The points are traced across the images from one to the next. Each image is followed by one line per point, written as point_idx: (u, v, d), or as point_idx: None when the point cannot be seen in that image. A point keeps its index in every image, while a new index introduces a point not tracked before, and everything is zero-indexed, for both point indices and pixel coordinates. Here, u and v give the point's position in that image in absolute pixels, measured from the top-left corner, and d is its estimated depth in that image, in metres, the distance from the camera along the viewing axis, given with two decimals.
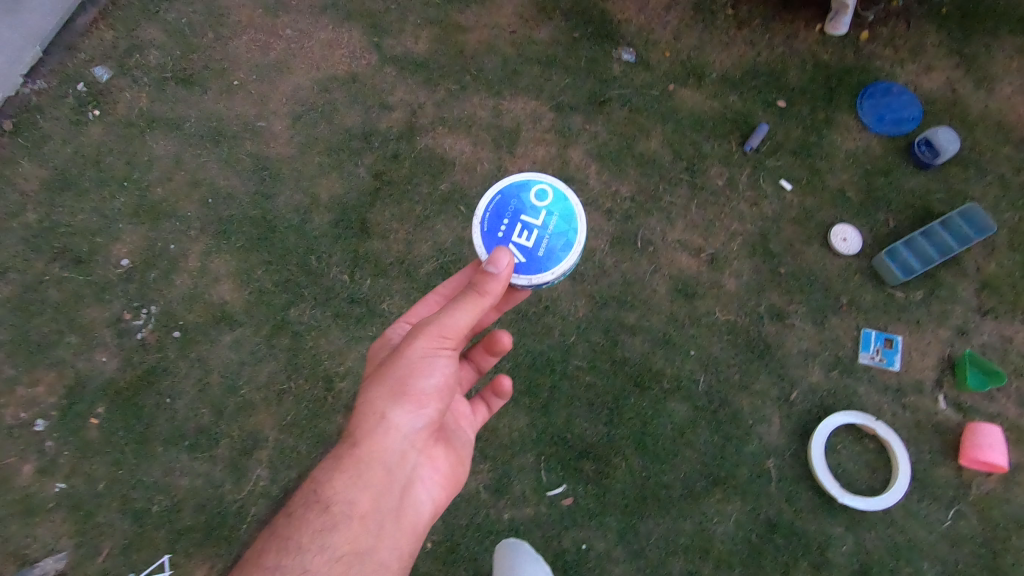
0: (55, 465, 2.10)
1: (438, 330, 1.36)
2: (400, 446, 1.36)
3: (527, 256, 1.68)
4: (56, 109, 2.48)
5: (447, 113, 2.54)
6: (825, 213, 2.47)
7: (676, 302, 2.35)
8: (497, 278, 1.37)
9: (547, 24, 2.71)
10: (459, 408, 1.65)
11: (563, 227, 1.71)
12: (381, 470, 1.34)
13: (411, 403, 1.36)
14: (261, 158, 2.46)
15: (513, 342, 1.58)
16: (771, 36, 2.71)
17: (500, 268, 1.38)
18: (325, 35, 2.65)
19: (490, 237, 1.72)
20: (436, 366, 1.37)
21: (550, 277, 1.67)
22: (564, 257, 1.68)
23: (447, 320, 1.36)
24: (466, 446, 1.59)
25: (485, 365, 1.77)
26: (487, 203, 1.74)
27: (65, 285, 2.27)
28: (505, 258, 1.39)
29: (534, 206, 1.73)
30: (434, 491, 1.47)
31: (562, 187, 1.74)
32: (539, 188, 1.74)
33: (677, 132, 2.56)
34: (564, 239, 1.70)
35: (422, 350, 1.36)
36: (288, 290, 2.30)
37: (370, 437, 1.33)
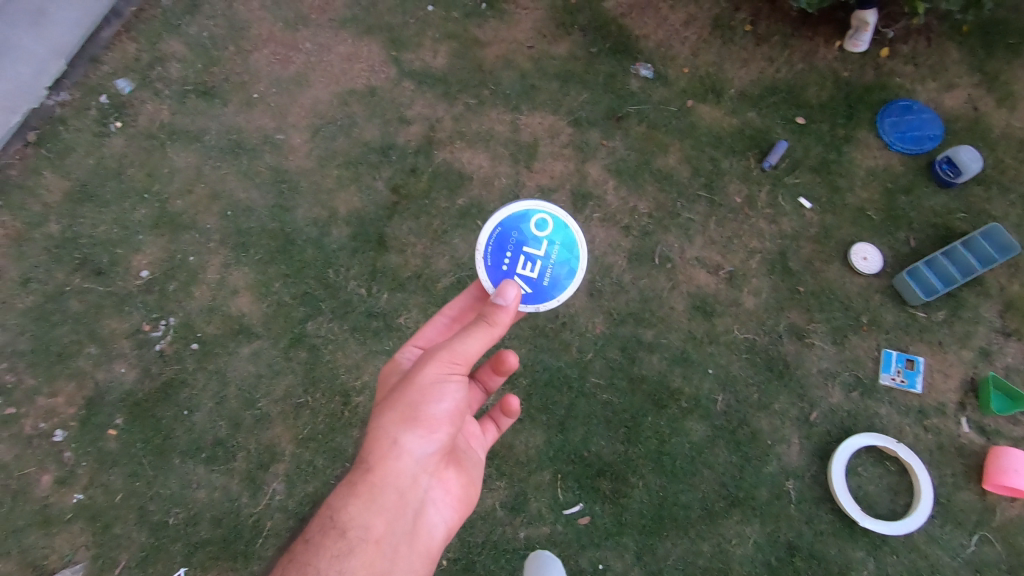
0: (74, 476, 2.11)
1: (449, 357, 1.34)
2: (413, 471, 1.35)
3: (534, 288, 1.72)
4: (80, 121, 2.51)
5: (465, 128, 2.55)
6: (845, 232, 2.46)
7: (694, 319, 2.33)
8: (505, 309, 1.37)
9: (565, 39, 2.72)
10: (469, 429, 1.65)
11: (565, 254, 1.74)
12: (395, 495, 1.33)
13: (423, 428, 1.34)
14: (281, 171, 2.48)
15: (518, 361, 1.45)
16: (790, 53, 2.71)
17: (508, 300, 1.38)
18: (345, 49, 2.67)
19: (495, 271, 1.73)
20: (447, 392, 1.35)
21: (555, 305, 1.74)
22: (567, 284, 1.73)
23: (457, 347, 1.35)
24: (477, 467, 1.58)
25: (492, 385, 1.75)
26: (488, 237, 1.74)
27: (86, 296, 2.29)
28: (512, 290, 1.40)
29: (535, 237, 1.75)
30: (446, 513, 1.47)
31: (561, 215, 1.75)
32: (539, 218, 1.75)
33: (695, 149, 2.55)
34: (566, 266, 1.74)
35: (433, 375, 1.34)
36: (306, 303, 2.31)
37: (383, 463, 1.31)
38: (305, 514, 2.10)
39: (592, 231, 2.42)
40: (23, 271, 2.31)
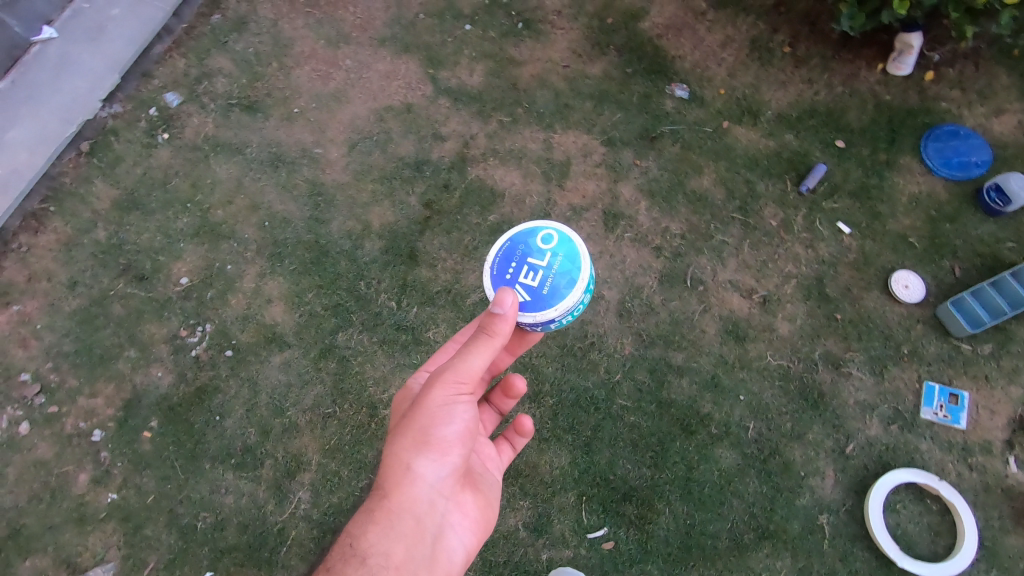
0: (109, 476, 2.16)
1: (454, 376, 1.35)
2: (429, 495, 1.36)
3: (532, 294, 1.55)
4: (130, 133, 2.62)
5: (499, 145, 2.58)
6: (885, 258, 2.39)
7: (726, 344, 2.29)
8: (503, 318, 1.34)
9: (601, 59, 2.74)
10: (484, 450, 1.65)
11: (568, 265, 1.58)
12: (412, 520, 1.34)
13: (435, 451, 1.36)
14: (318, 184, 2.53)
15: (527, 386, 1.59)
16: (830, 76, 2.68)
17: (506, 309, 1.34)
18: (383, 67, 2.73)
19: (498, 280, 1.61)
20: (455, 413, 1.37)
21: (552, 316, 1.53)
22: (566, 293, 1.54)
23: (461, 366, 1.35)
24: (494, 488, 1.58)
25: (505, 408, 1.76)
26: (495, 251, 1.65)
27: (128, 301, 2.37)
28: (510, 298, 1.35)
29: (539, 248, 1.62)
30: (466, 537, 1.46)
31: (567, 229, 1.63)
32: (546, 232, 1.63)
33: (730, 171, 2.53)
34: (568, 277, 1.57)
35: (441, 398, 1.36)
36: (337, 314, 2.35)
37: (398, 488, 1.33)
38: (329, 525, 2.11)
39: (623, 251, 2.41)
40: (71, 275, 2.40)
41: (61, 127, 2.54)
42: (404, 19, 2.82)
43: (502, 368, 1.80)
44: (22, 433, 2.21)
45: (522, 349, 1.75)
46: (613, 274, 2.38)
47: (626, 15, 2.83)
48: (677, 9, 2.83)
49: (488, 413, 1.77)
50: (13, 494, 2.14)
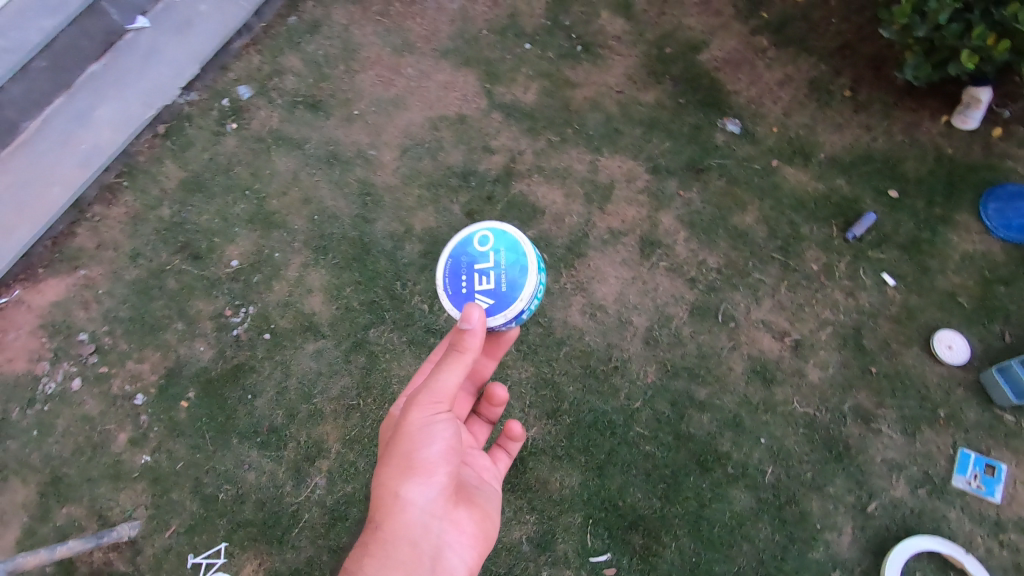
0: (145, 438, 2.30)
1: (430, 397, 1.40)
2: (421, 518, 1.39)
3: (495, 298, 1.61)
4: (203, 120, 2.79)
5: (545, 163, 2.63)
6: (930, 316, 2.32)
7: (752, 384, 2.26)
8: (473, 333, 1.41)
9: (655, 87, 2.76)
10: (479, 462, 1.72)
11: (513, 256, 1.63)
12: (408, 546, 1.36)
13: (421, 474, 1.39)
14: (368, 184, 2.64)
15: (507, 392, 1.74)
16: (889, 124, 2.63)
17: (474, 323, 1.41)
18: (443, 77, 2.84)
19: (455, 298, 1.65)
20: (435, 433, 1.40)
21: (520, 308, 1.61)
22: (524, 283, 1.61)
23: (436, 385, 1.40)
24: (489, 500, 1.61)
25: (494, 417, 1.85)
26: (441, 271, 1.67)
27: (182, 277, 2.53)
28: (477, 313, 1.42)
29: (480, 252, 1.65)
30: (466, 553, 1.48)
31: (498, 223, 1.66)
32: (480, 233, 1.66)
33: (775, 210, 2.50)
34: (519, 267, 1.63)
35: (420, 421, 1.40)
36: (372, 311, 2.43)
37: (390, 517, 1.36)
38: (340, 513, 2.19)
39: (656, 280, 2.41)
40: (134, 247, 2.58)
41: (142, 110, 2.75)
42: (467, 34, 2.92)
43: (485, 376, 1.84)
44: (74, 389, 2.37)
45: (503, 351, 1.80)
46: (644, 301, 2.38)
47: (685, 46, 2.84)
48: (737, 44, 2.83)
49: (479, 425, 1.87)
50: (59, 444, 2.30)
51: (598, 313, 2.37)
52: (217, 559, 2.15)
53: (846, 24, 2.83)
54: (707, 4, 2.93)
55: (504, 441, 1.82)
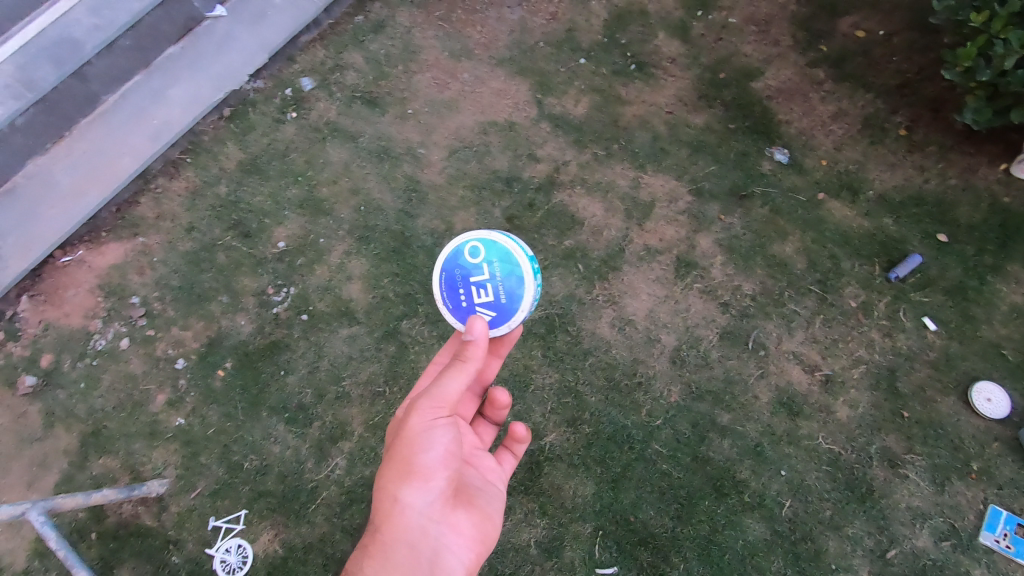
0: (182, 401, 2.41)
1: (430, 403, 1.45)
2: (420, 521, 1.41)
3: (496, 309, 1.65)
4: (266, 106, 2.93)
5: (589, 176, 2.67)
6: (970, 365, 2.27)
7: (777, 415, 2.24)
8: (475, 344, 1.44)
9: (705, 111, 2.78)
10: (485, 464, 1.69)
11: (506, 266, 1.65)
12: (406, 548, 1.38)
13: (419, 479, 1.42)
14: (414, 181, 2.73)
15: (507, 396, 1.70)
16: (945, 166, 2.58)
17: (476, 335, 1.44)
18: (497, 85, 2.91)
19: (457, 310, 1.70)
20: (434, 437, 1.44)
21: (521, 317, 1.65)
22: (521, 296, 1.64)
23: (437, 392, 1.45)
24: (492, 503, 1.59)
25: (500, 418, 1.81)
26: (438, 285, 1.71)
27: (231, 252, 2.65)
28: (479, 324, 1.45)
29: (473, 265, 1.66)
30: (465, 555, 1.46)
31: (487, 234, 1.66)
32: (470, 245, 1.67)
33: (817, 243, 2.48)
34: (513, 277, 1.64)
35: (419, 426, 1.44)
36: (406, 303, 2.51)
37: (389, 520, 1.40)
38: (357, 495, 2.26)
39: (689, 301, 2.41)
40: (190, 221, 2.72)
41: (211, 93, 2.90)
42: (524, 45, 3.00)
43: (489, 377, 1.85)
44: (122, 347, 2.50)
45: (507, 350, 1.81)
46: (675, 320, 2.39)
47: (739, 73, 2.85)
48: (793, 74, 2.83)
49: (485, 427, 1.84)
50: (103, 398, 2.43)
51: (628, 328, 2.38)
52: (236, 525, 2.24)
53: (908, 63, 2.80)
54: (766, 33, 2.93)
55: (510, 443, 1.78)
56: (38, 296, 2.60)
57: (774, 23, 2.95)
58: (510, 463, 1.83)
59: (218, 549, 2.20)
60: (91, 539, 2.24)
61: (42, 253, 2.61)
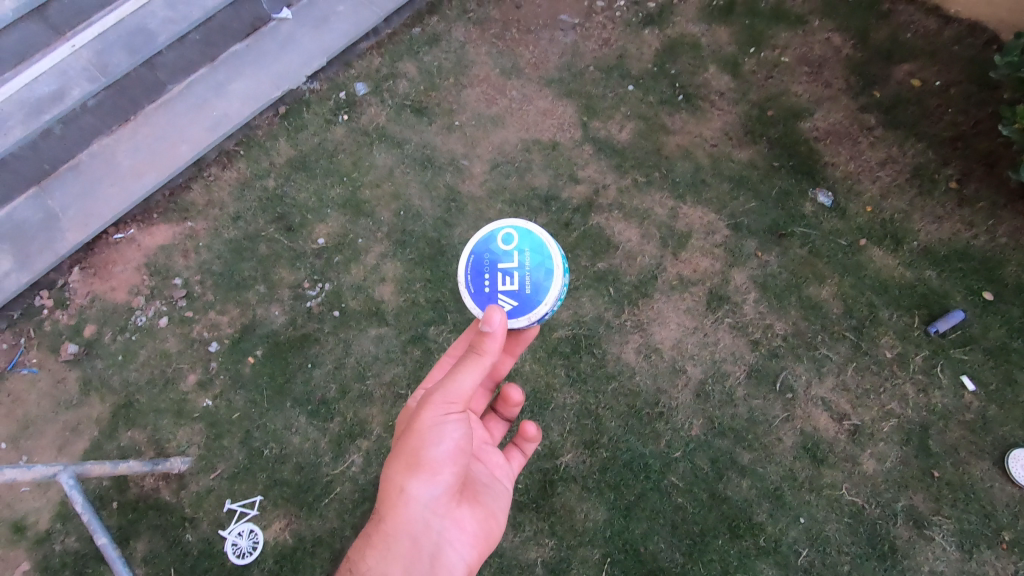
0: (211, 383, 2.48)
1: (443, 398, 1.39)
2: (423, 515, 1.40)
3: (519, 299, 1.69)
4: (319, 107, 3.03)
5: (627, 201, 2.68)
6: (1008, 431, 2.20)
7: (800, 460, 2.20)
8: (493, 336, 1.41)
9: (751, 146, 2.77)
10: (492, 460, 1.69)
11: (537, 258, 1.71)
12: (408, 541, 1.38)
13: (426, 473, 1.39)
14: (455, 191, 2.78)
15: (522, 395, 1.70)
16: (995, 223, 2.52)
17: (494, 327, 1.41)
18: (543, 104, 2.96)
19: (478, 296, 1.73)
20: (444, 433, 1.39)
21: (542, 311, 1.69)
22: (548, 288, 1.69)
23: (452, 386, 1.40)
24: (498, 500, 1.59)
25: (511, 416, 1.83)
26: (463, 268, 1.75)
27: (273, 244, 2.73)
28: (497, 316, 1.42)
29: (504, 251, 1.72)
30: (466, 552, 1.47)
31: (523, 224, 1.74)
32: (504, 232, 1.74)
33: (855, 289, 2.44)
34: (543, 270, 1.71)
35: (430, 420, 1.39)
36: (435, 309, 2.54)
37: (393, 511, 1.38)
38: (370, 493, 2.29)
39: (718, 335, 2.39)
40: (237, 210, 2.81)
41: (270, 90, 3.00)
42: (574, 68, 3.05)
43: (502, 373, 1.90)
44: (160, 326, 2.59)
45: (521, 349, 1.87)
46: (702, 353, 2.37)
47: (787, 112, 2.84)
48: (843, 118, 2.81)
49: (495, 423, 1.87)
50: (137, 372, 2.52)
51: (653, 356, 2.37)
52: (251, 510, 2.29)
53: (963, 116, 2.75)
54: (818, 74, 2.92)
55: (519, 440, 1.80)
56: (89, 269, 2.72)
57: (827, 65, 2.94)
58: (518, 461, 1.84)
59: (231, 532, 2.25)
60: (111, 508, 2.31)
61: (97, 229, 2.73)
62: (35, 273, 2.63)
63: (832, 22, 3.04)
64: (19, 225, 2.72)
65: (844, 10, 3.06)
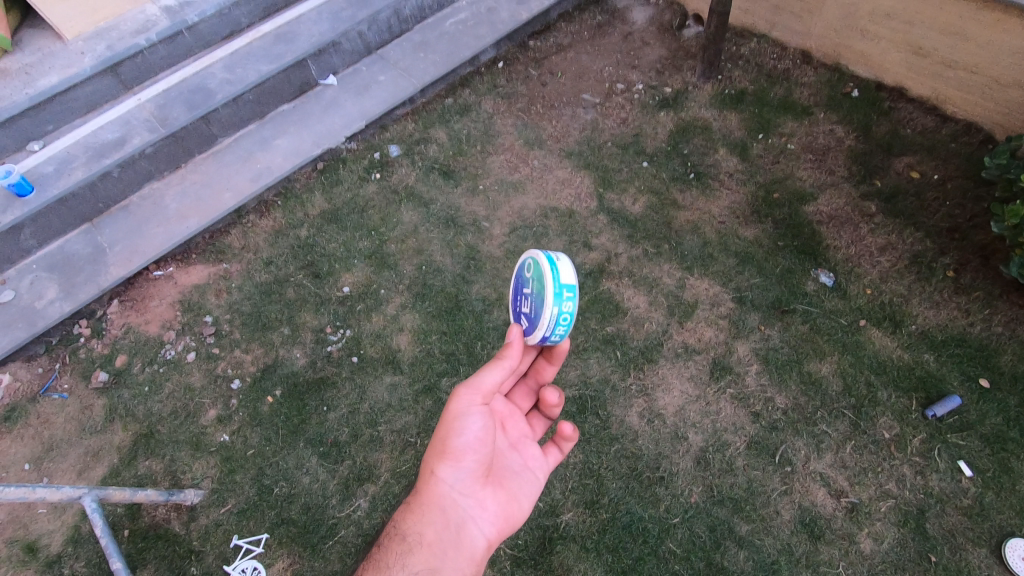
0: (230, 419, 2.58)
1: (465, 392, 1.54)
2: (451, 492, 1.52)
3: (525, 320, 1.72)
4: (354, 165, 3.27)
5: (637, 270, 2.83)
6: (1006, 519, 2.21)
7: (797, 535, 2.22)
8: (511, 344, 1.59)
9: (756, 225, 2.94)
10: (527, 452, 1.73)
11: (535, 284, 1.67)
12: (438, 510, 1.50)
13: (452, 456, 1.52)
14: (475, 250, 2.96)
15: (558, 399, 1.74)
16: (991, 313, 2.62)
17: (510, 337, 1.60)
18: (562, 175, 3.18)
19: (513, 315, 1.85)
20: (467, 424, 1.53)
21: (540, 332, 1.67)
22: (543, 311, 1.64)
23: (477, 381, 1.53)
24: (525, 487, 1.65)
25: (553, 415, 1.83)
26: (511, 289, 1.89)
27: (300, 289, 2.89)
28: (514, 331, 1.61)
29: (524, 278, 1.77)
30: (489, 528, 1.55)
31: (538, 254, 1.71)
32: (528, 261, 1.77)
33: (854, 367, 2.52)
34: (536, 296, 1.66)
35: (455, 410, 1.54)
36: (449, 361, 2.66)
37: (425, 485, 1.52)
38: (372, 538, 2.32)
39: (720, 404, 2.47)
40: (270, 255, 3.00)
41: (311, 147, 3.25)
42: (593, 142, 3.29)
43: (546, 378, 1.89)
44: (188, 360, 2.73)
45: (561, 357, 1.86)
46: (704, 421, 2.44)
47: (792, 195, 3.02)
48: (845, 204, 2.98)
49: (536, 421, 1.87)
50: (161, 403, 2.63)
51: (656, 421, 2.45)
52: (255, 547, 2.32)
53: (960, 209, 2.90)
54: (821, 162, 3.12)
55: (558, 439, 1.75)
56: (127, 303, 2.90)
57: (830, 154, 3.14)
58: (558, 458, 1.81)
59: (235, 568, 2.28)
60: (122, 535, 2.37)
61: (140, 265, 2.92)
62: (77, 302, 2.81)
63: (834, 116, 3.28)
64: (69, 257, 2.93)
65: (846, 105, 3.32)
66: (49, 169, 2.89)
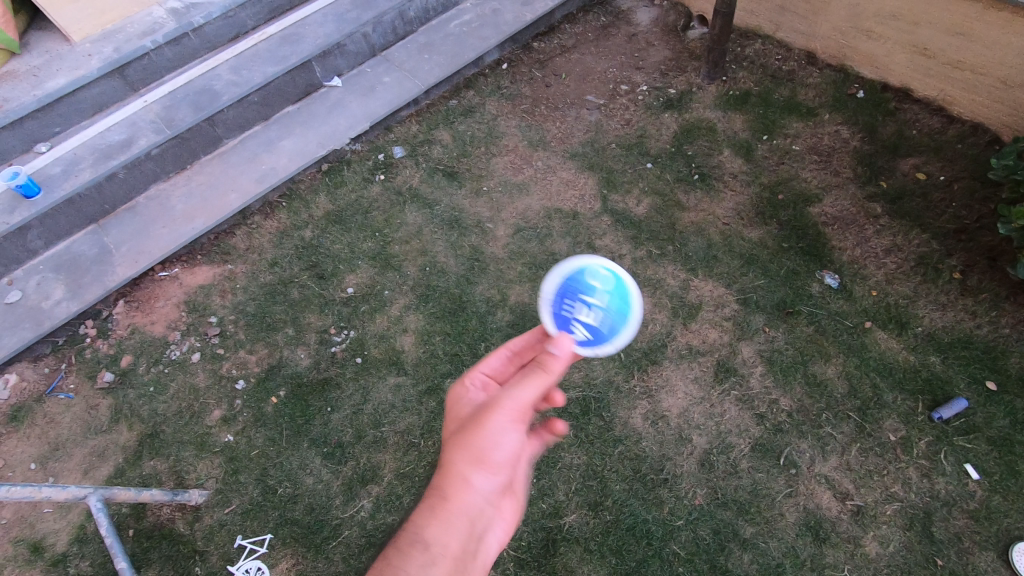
0: (234, 419, 2.59)
1: (516, 400, 1.32)
2: (480, 504, 1.30)
3: (592, 335, 1.46)
4: (359, 167, 3.28)
5: (642, 271, 2.82)
6: (1014, 522, 2.19)
7: (802, 538, 2.20)
8: (563, 358, 1.36)
9: (761, 226, 2.93)
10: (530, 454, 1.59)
11: (619, 303, 1.49)
12: (465, 523, 1.26)
13: (490, 466, 1.30)
14: (478, 251, 2.96)
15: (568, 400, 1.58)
16: (998, 315, 2.60)
17: (562, 350, 1.38)
18: (566, 176, 3.18)
19: (553, 318, 1.50)
20: (510, 434, 1.32)
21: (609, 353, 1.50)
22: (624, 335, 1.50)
23: (528, 387, 1.33)
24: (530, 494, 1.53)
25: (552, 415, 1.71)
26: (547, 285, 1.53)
27: (304, 290, 2.90)
28: (566, 343, 1.38)
29: (591, 284, 1.48)
30: (500, 542, 1.38)
31: (617, 268, 1.52)
32: (594, 268, 1.51)
33: (859, 369, 2.51)
34: (618, 316, 1.48)
35: (501, 417, 1.32)
36: (452, 362, 2.66)
37: (453, 492, 1.27)
38: (376, 539, 2.32)
39: (724, 406, 2.46)
40: (274, 256, 3.01)
41: (316, 149, 3.26)
42: (597, 143, 3.28)
43: None
44: (192, 360, 2.74)
45: None
46: (708, 423, 2.43)
47: (797, 196, 3.01)
48: (850, 205, 2.96)
49: None
50: (166, 404, 2.64)
51: (660, 423, 2.44)
52: (259, 547, 2.33)
53: (967, 210, 2.87)
54: (827, 163, 3.11)
55: None
56: (133, 303, 2.92)
57: (835, 155, 3.13)
58: None
59: (239, 568, 2.29)
60: (127, 535, 2.38)
61: (146, 265, 2.94)
62: (83, 303, 2.82)
63: (839, 117, 3.27)
64: (75, 257, 2.95)
65: (851, 106, 3.31)
66: (57, 170, 2.91)
